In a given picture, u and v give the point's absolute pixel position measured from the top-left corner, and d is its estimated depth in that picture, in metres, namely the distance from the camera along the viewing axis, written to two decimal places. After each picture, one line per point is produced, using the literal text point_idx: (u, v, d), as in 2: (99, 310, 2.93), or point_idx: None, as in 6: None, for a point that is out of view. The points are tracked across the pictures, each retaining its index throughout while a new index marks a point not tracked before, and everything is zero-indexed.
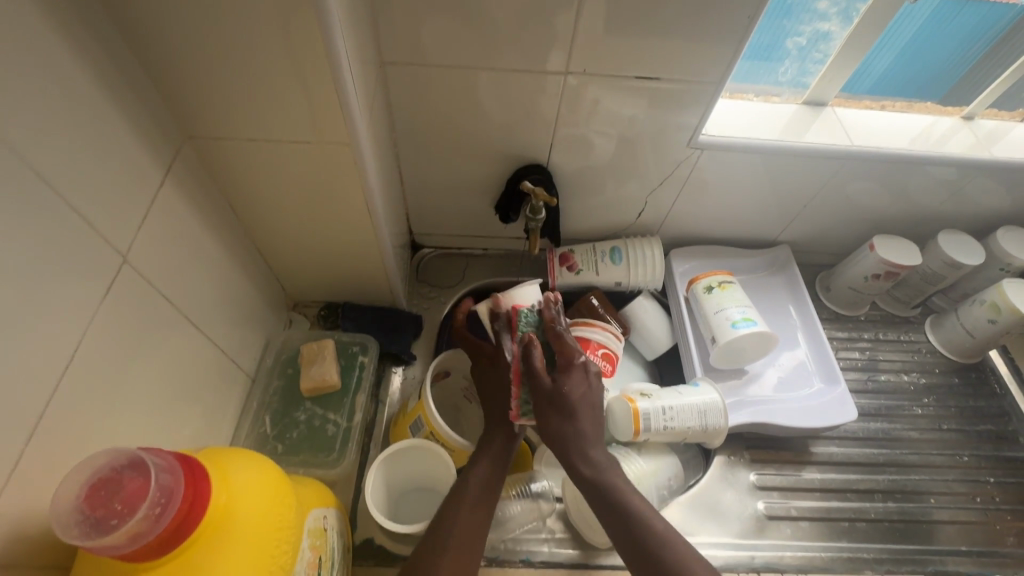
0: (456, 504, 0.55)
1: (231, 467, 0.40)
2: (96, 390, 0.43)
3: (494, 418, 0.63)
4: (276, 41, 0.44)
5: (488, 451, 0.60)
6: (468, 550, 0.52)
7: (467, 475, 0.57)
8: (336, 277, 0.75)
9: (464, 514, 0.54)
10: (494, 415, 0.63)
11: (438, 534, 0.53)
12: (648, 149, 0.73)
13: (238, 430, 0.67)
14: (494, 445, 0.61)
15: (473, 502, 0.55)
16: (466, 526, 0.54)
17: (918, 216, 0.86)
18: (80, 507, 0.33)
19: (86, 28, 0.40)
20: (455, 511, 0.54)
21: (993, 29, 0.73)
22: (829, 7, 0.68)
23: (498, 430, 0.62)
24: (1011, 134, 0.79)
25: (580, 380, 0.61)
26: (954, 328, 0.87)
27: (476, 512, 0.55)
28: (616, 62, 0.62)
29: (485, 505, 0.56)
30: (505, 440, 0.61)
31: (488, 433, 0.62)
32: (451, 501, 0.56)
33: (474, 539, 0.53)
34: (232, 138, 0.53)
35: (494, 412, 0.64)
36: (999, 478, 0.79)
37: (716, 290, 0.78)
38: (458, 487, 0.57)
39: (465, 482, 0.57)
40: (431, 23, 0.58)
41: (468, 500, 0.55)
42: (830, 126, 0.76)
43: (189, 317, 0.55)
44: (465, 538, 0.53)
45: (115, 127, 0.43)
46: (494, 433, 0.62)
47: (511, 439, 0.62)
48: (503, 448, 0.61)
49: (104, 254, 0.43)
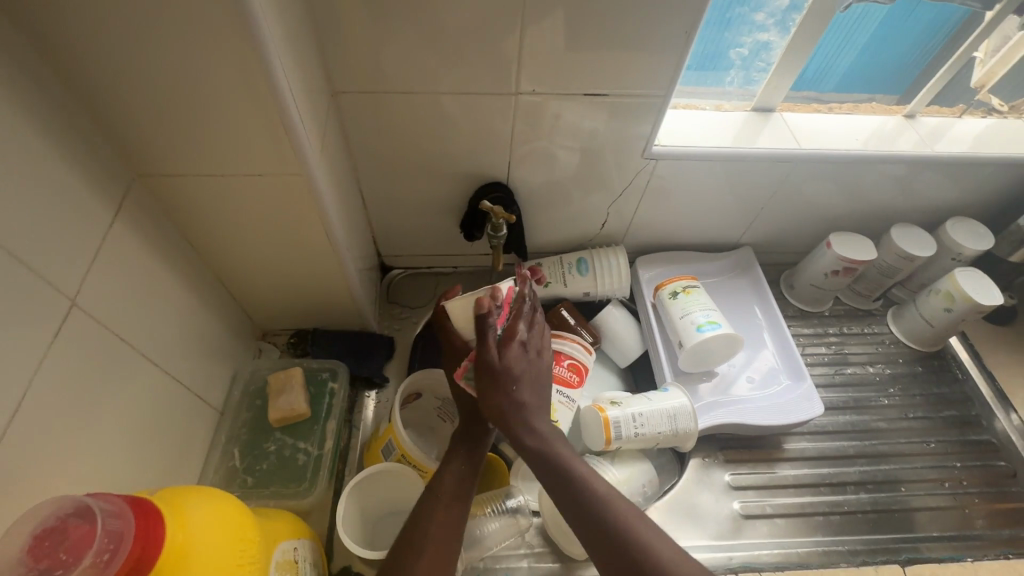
0: (432, 501, 0.55)
1: (187, 504, 0.40)
2: (49, 436, 0.43)
3: (465, 413, 0.64)
4: (217, 77, 0.44)
5: (463, 444, 0.61)
6: (447, 544, 0.52)
7: (444, 469, 0.58)
8: (302, 304, 0.75)
9: (439, 510, 0.54)
10: (467, 408, 0.64)
11: (415, 529, 0.53)
12: (605, 162, 0.75)
13: (206, 465, 0.66)
14: (469, 439, 0.62)
15: (450, 493, 0.56)
16: (445, 519, 0.54)
17: (871, 211, 0.89)
18: (23, 560, 0.32)
19: (22, 76, 0.40)
20: (432, 506, 0.54)
21: (945, 29, 0.78)
22: (766, 18, 0.71)
23: (473, 423, 0.63)
24: (953, 130, 0.82)
25: (529, 372, 0.58)
26: (914, 318, 0.89)
27: (452, 504, 0.55)
28: (563, 79, 0.64)
29: (462, 495, 0.56)
30: (480, 432, 0.62)
31: (463, 427, 0.63)
32: (427, 499, 0.55)
33: (454, 531, 0.53)
34: (182, 175, 0.53)
35: (469, 405, 0.65)
36: (966, 462, 0.81)
37: (681, 295, 0.80)
38: (435, 480, 0.57)
39: (441, 476, 0.57)
40: (379, 51, 0.59)
41: (444, 493, 0.56)
42: (779, 131, 0.78)
43: (147, 354, 0.54)
44: (442, 533, 0.53)
45: (57, 170, 0.43)
46: (468, 428, 0.63)
47: (485, 432, 0.63)
48: (477, 444, 0.61)
49: (50, 298, 0.43)
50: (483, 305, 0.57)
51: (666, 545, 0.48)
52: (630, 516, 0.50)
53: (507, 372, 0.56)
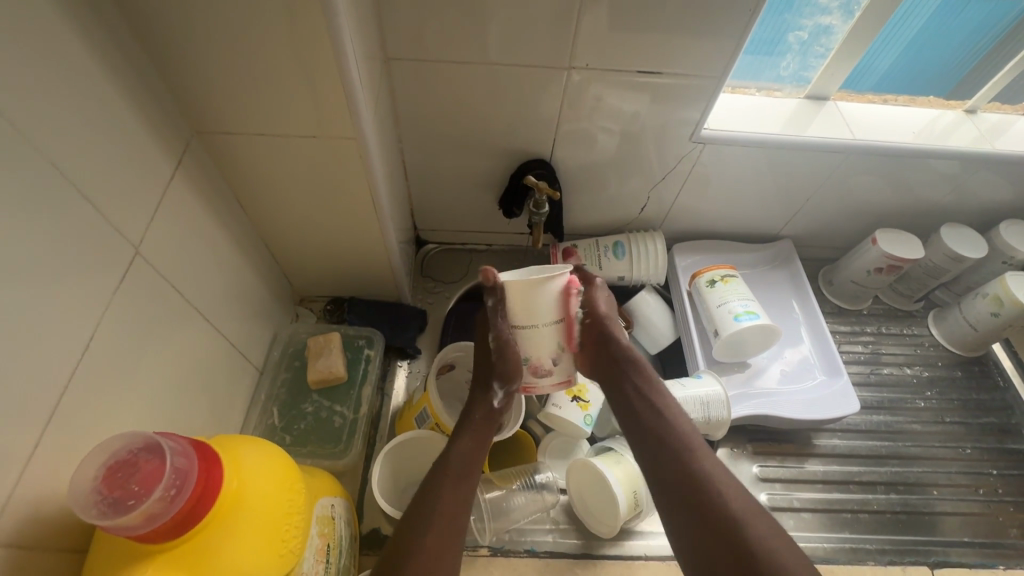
0: (441, 476, 0.55)
1: (241, 452, 0.42)
2: (110, 377, 0.44)
3: (477, 389, 0.63)
4: (281, 37, 0.44)
5: (471, 422, 0.61)
6: (452, 523, 0.52)
7: (451, 447, 0.58)
8: (342, 271, 0.76)
9: (447, 489, 0.54)
10: (479, 383, 0.64)
11: (421, 504, 0.52)
12: (650, 145, 0.74)
13: (246, 422, 0.68)
14: (475, 418, 0.61)
15: (457, 472, 0.55)
16: (452, 495, 0.54)
17: (921, 208, 0.86)
18: (98, 488, 0.34)
19: (97, 23, 0.40)
20: (439, 482, 0.54)
21: (995, 29, 0.74)
22: (831, 1, 0.68)
23: (479, 401, 0.62)
24: (1013, 128, 0.79)
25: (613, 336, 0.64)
26: (958, 321, 0.87)
27: (461, 481, 0.55)
28: (618, 57, 0.62)
29: (470, 474, 0.56)
30: (487, 411, 0.62)
31: (470, 406, 0.62)
32: (434, 474, 0.55)
33: (460, 507, 0.53)
34: (239, 133, 0.53)
35: (478, 382, 0.64)
36: (1001, 470, 0.79)
37: (719, 284, 0.79)
38: (442, 459, 0.57)
39: (449, 455, 0.57)
40: (434, 19, 0.58)
41: (452, 472, 0.55)
42: (832, 120, 0.76)
43: (199, 309, 0.56)
44: (452, 506, 0.53)
45: (126, 120, 0.44)
46: (473, 406, 0.62)
47: (492, 411, 0.62)
48: (485, 422, 0.61)
49: (117, 245, 0.44)
50: (489, 279, 0.57)
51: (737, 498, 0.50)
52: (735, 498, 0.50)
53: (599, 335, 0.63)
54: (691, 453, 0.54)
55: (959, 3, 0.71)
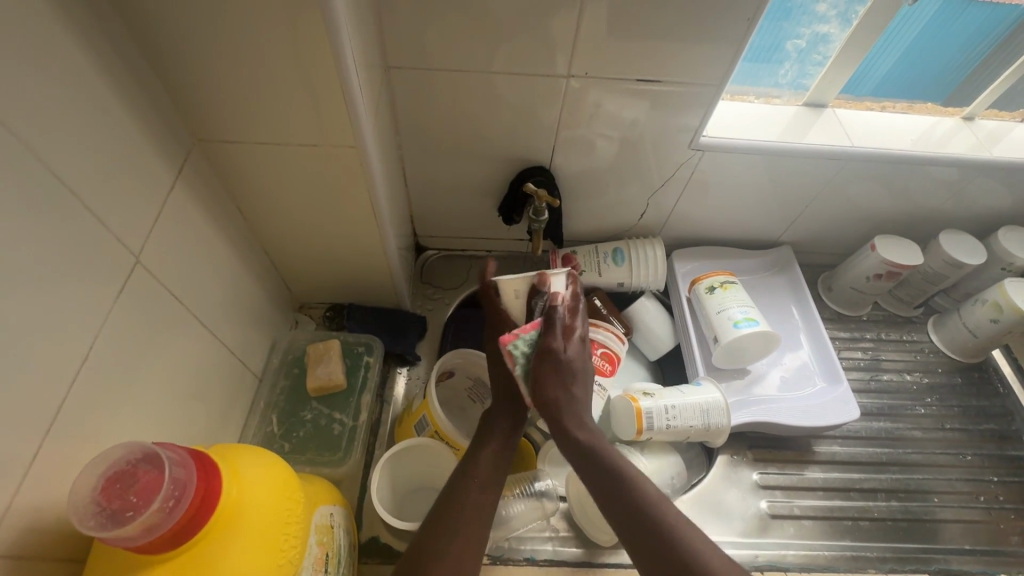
0: (466, 484, 0.54)
1: (240, 462, 0.42)
2: (110, 385, 0.44)
3: (502, 398, 0.64)
4: (282, 45, 0.45)
5: (495, 431, 0.61)
6: (480, 526, 0.52)
7: (478, 454, 0.58)
8: (342, 279, 0.76)
9: (473, 495, 0.54)
10: (506, 391, 0.64)
11: (448, 510, 0.52)
12: (649, 151, 0.74)
13: (245, 429, 0.68)
14: (502, 426, 0.61)
15: (484, 478, 0.55)
16: (477, 503, 0.53)
17: (920, 215, 0.86)
18: (97, 499, 0.35)
19: (100, 34, 0.41)
20: (466, 488, 0.54)
21: (990, 37, 0.75)
22: (828, 9, 0.69)
23: (507, 410, 0.63)
24: (1011, 134, 0.79)
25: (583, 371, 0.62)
26: (957, 327, 0.87)
27: (487, 489, 0.55)
28: (617, 65, 0.63)
29: (494, 482, 0.56)
30: (512, 419, 0.62)
31: (497, 413, 0.63)
32: (460, 480, 0.55)
33: (487, 514, 0.53)
34: (240, 142, 0.54)
35: (504, 390, 0.64)
36: (1002, 477, 0.79)
37: (718, 290, 0.79)
38: (469, 464, 0.57)
39: (475, 461, 0.57)
40: (434, 28, 0.59)
41: (478, 479, 0.55)
42: (830, 127, 0.76)
43: (198, 316, 0.56)
44: (477, 515, 0.52)
45: (127, 130, 0.44)
46: (500, 414, 0.62)
47: (519, 418, 0.63)
48: (511, 430, 0.62)
49: (117, 253, 0.44)
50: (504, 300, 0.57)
51: (706, 546, 0.48)
52: (710, 554, 0.47)
53: (569, 366, 0.60)
54: (650, 498, 0.51)
55: (959, 7, 0.71)
